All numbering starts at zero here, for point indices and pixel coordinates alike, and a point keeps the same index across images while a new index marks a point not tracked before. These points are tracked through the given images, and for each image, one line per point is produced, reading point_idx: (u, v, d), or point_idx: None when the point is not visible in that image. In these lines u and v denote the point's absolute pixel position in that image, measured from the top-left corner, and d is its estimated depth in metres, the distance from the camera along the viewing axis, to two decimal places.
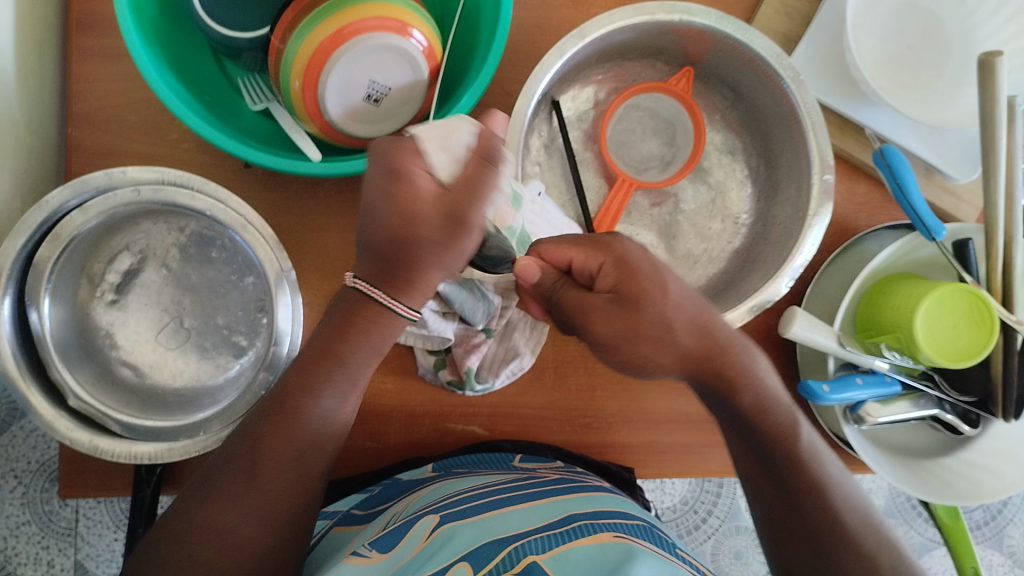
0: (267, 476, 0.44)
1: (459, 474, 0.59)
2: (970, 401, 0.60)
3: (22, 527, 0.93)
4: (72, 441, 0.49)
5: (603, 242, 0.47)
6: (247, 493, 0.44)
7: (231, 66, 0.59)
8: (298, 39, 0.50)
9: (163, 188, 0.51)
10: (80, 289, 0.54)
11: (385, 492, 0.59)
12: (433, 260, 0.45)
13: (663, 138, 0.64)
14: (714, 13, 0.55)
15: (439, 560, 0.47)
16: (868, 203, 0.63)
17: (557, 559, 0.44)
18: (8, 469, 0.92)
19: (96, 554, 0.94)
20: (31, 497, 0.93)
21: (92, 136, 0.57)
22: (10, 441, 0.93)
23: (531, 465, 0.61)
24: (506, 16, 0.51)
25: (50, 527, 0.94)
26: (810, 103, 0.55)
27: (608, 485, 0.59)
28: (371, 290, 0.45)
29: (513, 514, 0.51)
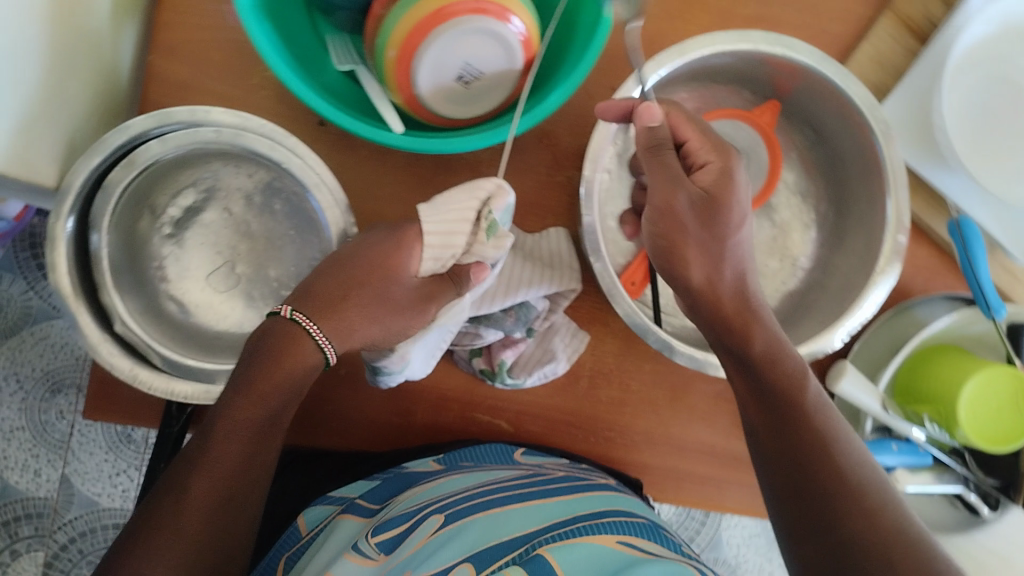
0: (190, 532, 0.42)
1: (464, 470, 0.58)
2: (995, 485, 0.60)
3: (16, 432, 1.03)
4: (112, 366, 0.49)
5: (723, 147, 0.50)
6: (179, 525, 0.42)
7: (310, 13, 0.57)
8: (397, 13, 0.49)
9: (244, 134, 0.50)
10: (141, 219, 0.54)
11: (390, 484, 0.59)
12: (363, 309, 0.49)
13: (735, 166, 0.62)
14: (818, 54, 0.54)
15: (443, 557, 0.47)
16: (925, 268, 0.62)
17: (560, 549, 0.46)
18: (12, 373, 1.02)
19: (83, 471, 1.03)
20: (29, 404, 1.03)
21: (174, 67, 0.57)
22: (18, 344, 1.02)
23: (534, 461, 0.61)
24: (606, 28, 0.51)
25: (43, 438, 1.03)
26: (896, 160, 0.54)
27: (614, 484, 0.59)
28: (308, 325, 0.48)
29: (522, 514, 0.52)
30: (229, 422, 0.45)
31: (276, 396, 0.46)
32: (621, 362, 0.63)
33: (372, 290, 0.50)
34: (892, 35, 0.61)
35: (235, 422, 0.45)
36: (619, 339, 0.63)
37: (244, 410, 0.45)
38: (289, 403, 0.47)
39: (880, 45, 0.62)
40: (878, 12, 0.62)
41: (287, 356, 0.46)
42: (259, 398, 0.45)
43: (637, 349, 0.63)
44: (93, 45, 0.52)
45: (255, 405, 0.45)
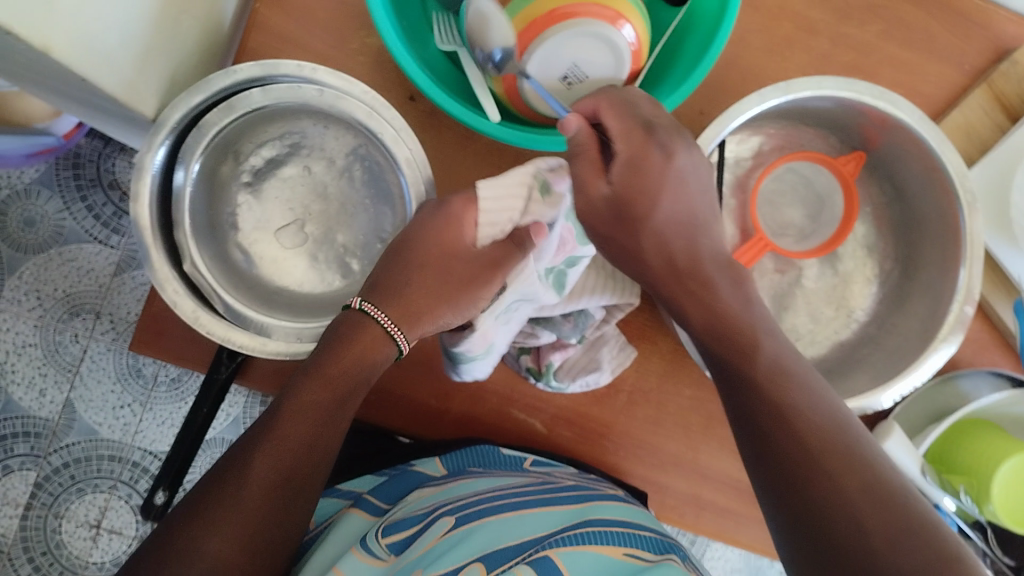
0: (253, 504, 0.43)
1: (474, 474, 0.59)
2: (1010, 563, 0.60)
3: (27, 348, 1.03)
4: (175, 305, 0.49)
5: (637, 130, 0.46)
6: (240, 503, 0.43)
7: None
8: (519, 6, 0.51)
9: (345, 98, 0.50)
10: (224, 163, 0.54)
11: (396, 481, 0.61)
12: (428, 295, 0.52)
13: (809, 210, 0.63)
14: (918, 114, 0.54)
15: (456, 556, 0.47)
16: (978, 341, 0.62)
17: (568, 554, 0.46)
18: (34, 289, 1.03)
19: (88, 398, 1.03)
20: (45, 322, 1.03)
21: (277, 19, 0.57)
22: (44, 262, 1.03)
23: (544, 469, 0.62)
24: (717, 50, 0.50)
25: (54, 358, 1.03)
26: (977, 231, 0.54)
27: (621, 493, 0.60)
28: (377, 314, 0.50)
29: (532, 518, 0.52)
30: (293, 402, 0.46)
31: (343, 380, 0.48)
32: (663, 383, 0.63)
33: (443, 276, 0.52)
34: (986, 106, 0.61)
35: (299, 403, 0.46)
36: (665, 359, 0.63)
37: (312, 393, 0.47)
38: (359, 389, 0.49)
39: (970, 114, 0.61)
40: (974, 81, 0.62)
41: (359, 343, 0.48)
42: (328, 382, 0.47)
43: (680, 373, 0.63)
44: None
45: (324, 389, 0.47)
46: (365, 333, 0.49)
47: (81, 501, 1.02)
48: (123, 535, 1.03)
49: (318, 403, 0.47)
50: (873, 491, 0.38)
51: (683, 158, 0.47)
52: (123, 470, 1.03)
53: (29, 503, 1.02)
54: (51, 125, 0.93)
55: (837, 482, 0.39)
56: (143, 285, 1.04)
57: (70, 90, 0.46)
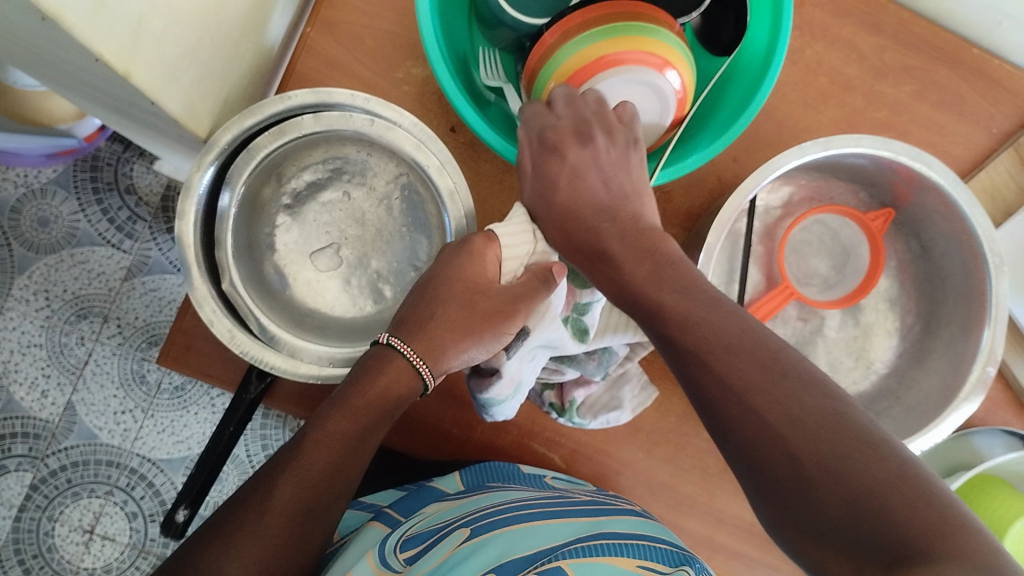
0: (273, 531, 0.42)
1: (491, 488, 0.59)
2: None
3: (32, 348, 1.02)
4: (212, 323, 0.49)
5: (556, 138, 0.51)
6: (256, 528, 0.42)
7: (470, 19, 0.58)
8: (568, 48, 0.51)
9: (394, 129, 0.51)
10: (266, 184, 0.54)
11: (417, 496, 0.61)
12: (456, 328, 0.50)
13: (834, 261, 0.64)
14: (952, 176, 0.55)
15: (469, 568, 0.47)
16: (995, 400, 0.63)
17: (580, 566, 0.46)
18: (44, 289, 1.02)
19: (90, 401, 1.02)
20: (52, 323, 1.03)
21: (329, 45, 0.58)
22: (55, 262, 1.03)
23: (563, 486, 0.60)
24: (759, 104, 0.52)
25: (58, 360, 1.03)
26: (1003, 293, 0.55)
27: (638, 509, 0.59)
28: (404, 347, 0.49)
29: (544, 529, 0.52)
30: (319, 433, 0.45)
31: (370, 412, 0.46)
32: (682, 424, 0.63)
33: (469, 313, 0.50)
34: (1012, 170, 0.62)
35: (324, 434, 0.45)
36: (686, 401, 0.63)
37: (339, 424, 0.46)
38: (384, 424, 0.48)
39: (996, 176, 0.63)
40: (1002, 145, 0.64)
41: (387, 380, 0.47)
42: (356, 413, 0.46)
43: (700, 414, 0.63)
44: (267, 9, 0.53)
45: (351, 420, 0.46)
46: (388, 369, 0.48)
47: (76, 505, 1.01)
48: (115, 541, 1.02)
49: (344, 433, 0.46)
50: (801, 421, 0.36)
51: (577, 154, 0.51)
52: (120, 476, 1.02)
53: (24, 504, 1.01)
54: (74, 127, 0.93)
55: (764, 416, 0.37)
56: (153, 291, 1.04)
57: (129, 105, 0.46)
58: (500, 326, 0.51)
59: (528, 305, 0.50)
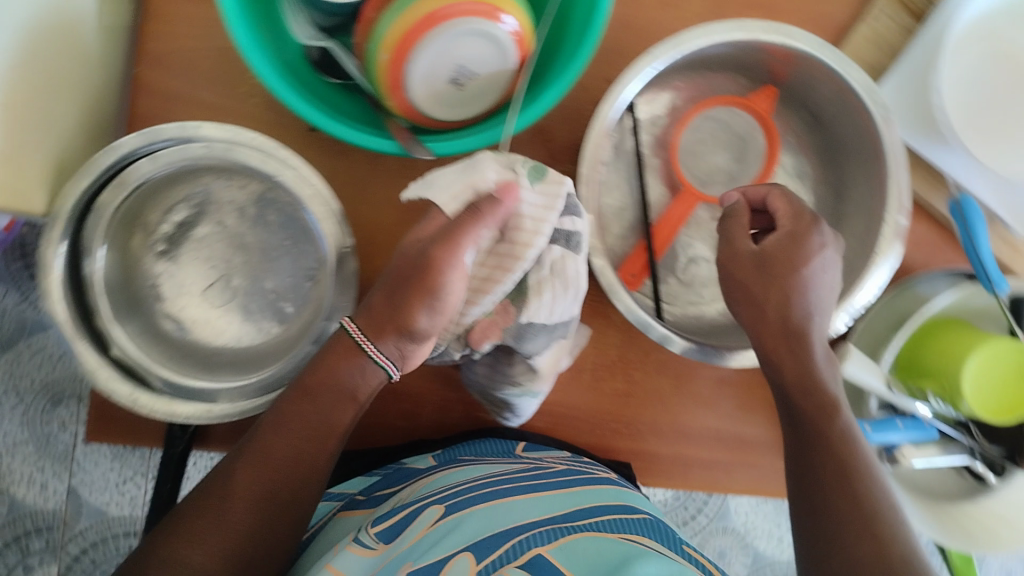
0: (233, 518, 0.44)
1: (464, 463, 0.59)
2: (1001, 453, 0.60)
3: (20, 446, 1.02)
4: (112, 392, 0.49)
5: (802, 216, 0.50)
6: (215, 520, 0.44)
7: (285, 7, 0.53)
8: (391, 14, 0.48)
9: (234, 148, 0.49)
10: (133, 237, 0.53)
11: (391, 478, 0.59)
12: (414, 300, 0.47)
13: (734, 152, 0.62)
14: (817, 41, 0.53)
15: (445, 547, 0.46)
16: (926, 243, 0.63)
17: (560, 551, 0.46)
18: (12, 386, 1.01)
19: (90, 481, 1.02)
20: (30, 417, 1.02)
21: (160, 77, 0.55)
22: (16, 357, 1.01)
23: (535, 454, 0.62)
24: (598, 23, 0.50)
25: (47, 450, 1.02)
26: (896, 144, 0.53)
27: (613, 476, 0.60)
28: (354, 329, 0.49)
29: (521, 504, 0.52)
30: (278, 418, 0.47)
31: (325, 396, 0.48)
32: (626, 354, 0.62)
33: (408, 279, 0.48)
34: (891, 14, 0.60)
35: (283, 419, 0.47)
36: (622, 331, 0.62)
37: (296, 409, 0.48)
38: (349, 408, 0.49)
39: (877, 23, 0.60)
40: None
41: (337, 362, 0.48)
42: (308, 396, 0.48)
43: (640, 340, 0.63)
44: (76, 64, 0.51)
45: (307, 403, 0.48)
46: (351, 363, 0.48)
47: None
48: None
49: (301, 417, 0.48)
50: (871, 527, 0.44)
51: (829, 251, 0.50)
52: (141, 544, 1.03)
53: None
54: None
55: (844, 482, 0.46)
56: None
57: None
58: (425, 277, 0.47)
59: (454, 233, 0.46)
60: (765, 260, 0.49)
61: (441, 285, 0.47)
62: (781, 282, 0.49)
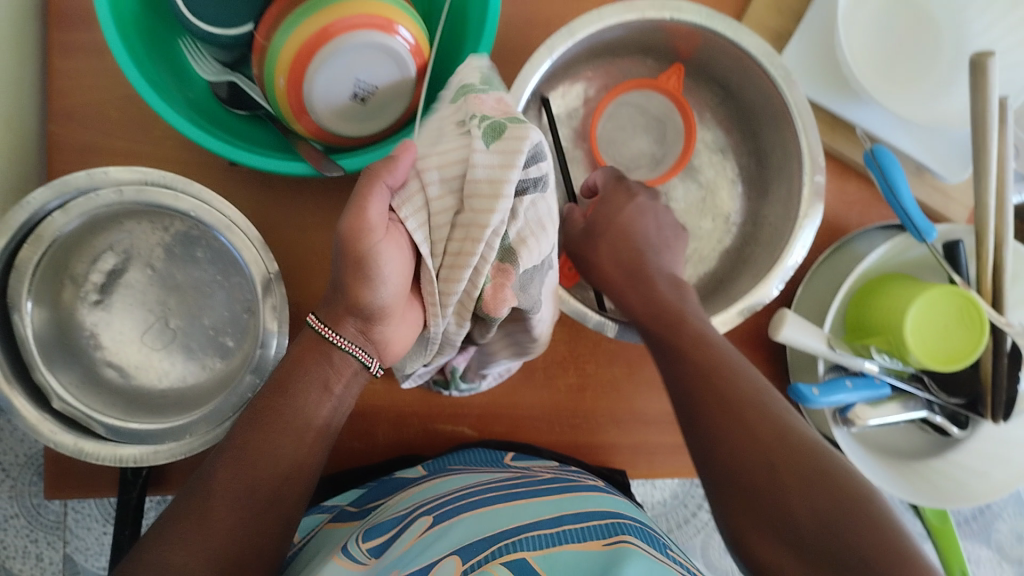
0: (214, 521, 0.42)
1: (451, 473, 0.57)
2: (958, 402, 0.61)
3: (11, 520, 0.93)
4: (55, 444, 0.49)
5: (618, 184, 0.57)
6: (196, 529, 0.41)
7: (185, 51, 0.55)
8: (286, 28, 0.49)
9: (145, 188, 0.50)
10: (64, 290, 0.53)
11: (377, 490, 0.58)
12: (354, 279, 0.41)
13: (654, 135, 0.63)
14: (705, 11, 0.54)
15: (432, 553, 0.45)
16: (858, 202, 0.63)
17: (547, 557, 0.43)
18: None
19: (85, 547, 0.95)
20: (19, 490, 0.93)
21: (74, 132, 0.56)
22: None
23: (522, 464, 0.59)
24: (491, 22, 0.50)
25: (39, 521, 0.94)
26: (800, 102, 0.54)
27: (603, 484, 0.57)
28: (322, 328, 0.45)
29: (508, 509, 0.49)
30: (257, 415, 0.45)
31: (299, 388, 0.45)
32: (574, 347, 0.63)
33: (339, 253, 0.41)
34: None
35: (263, 416, 0.45)
36: (567, 325, 0.63)
37: (270, 406, 0.45)
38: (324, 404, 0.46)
39: None
40: None
41: (306, 358, 0.46)
42: (280, 393, 0.45)
43: (587, 331, 0.63)
44: None
45: (279, 399, 0.45)
46: (317, 355, 0.46)
47: None
48: None
49: (278, 412, 0.45)
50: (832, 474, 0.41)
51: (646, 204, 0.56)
52: None
53: None
54: None
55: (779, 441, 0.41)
56: None
57: None
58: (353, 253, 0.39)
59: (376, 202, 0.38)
60: (595, 225, 0.55)
61: (370, 254, 0.39)
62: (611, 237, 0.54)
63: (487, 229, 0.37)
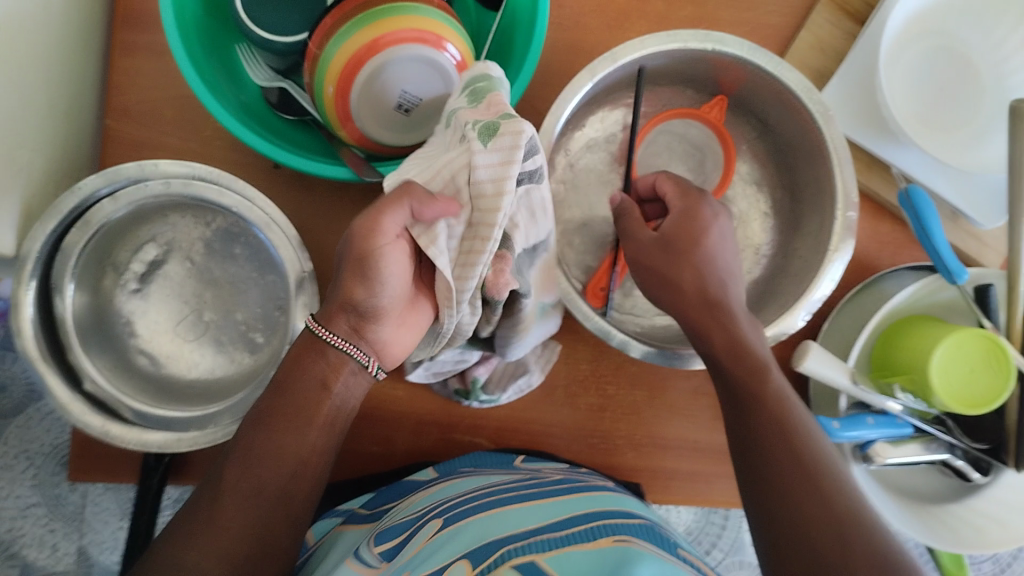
0: (227, 519, 0.44)
1: (463, 475, 0.58)
2: (982, 448, 0.60)
3: (31, 508, 0.94)
4: (85, 424, 0.50)
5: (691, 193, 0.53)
6: (208, 529, 0.44)
7: (241, 57, 0.57)
8: (347, 30, 0.49)
9: (191, 184, 0.52)
10: (105, 277, 0.55)
11: (389, 493, 0.59)
12: (355, 279, 0.44)
13: (691, 163, 0.64)
14: (747, 45, 0.55)
15: (440, 557, 0.45)
16: (891, 242, 0.63)
17: (556, 558, 0.42)
18: (22, 451, 0.93)
19: (100, 541, 0.95)
20: (41, 479, 0.94)
21: (127, 127, 0.58)
22: (26, 422, 0.94)
23: (534, 466, 0.59)
24: (538, 43, 0.52)
25: (58, 511, 0.94)
26: (838, 139, 0.54)
27: (611, 484, 0.57)
28: (320, 330, 0.47)
29: (515, 512, 0.49)
30: (259, 414, 0.46)
31: (299, 385, 0.47)
32: (597, 368, 0.63)
33: (346, 260, 0.45)
34: (832, 20, 0.62)
35: (265, 414, 0.46)
36: (593, 346, 0.63)
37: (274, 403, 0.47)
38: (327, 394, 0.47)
39: (819, 30, 0.62)
40: None
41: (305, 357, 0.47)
42: (282, 388, 0.47)
43: (611, 353, 0.63)
44: (43, 116, 0.53)
45: (282, 395, 0.47)
46: (314, 354, 0.47)
47: None
48: None
49: (278, 411, 0.46)
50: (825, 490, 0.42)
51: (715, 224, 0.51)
52: None
53: None
54: None
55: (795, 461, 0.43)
56: None
57: None
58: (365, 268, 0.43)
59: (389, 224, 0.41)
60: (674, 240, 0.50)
61: (377, 258, 0.43)
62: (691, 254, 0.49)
63: (494, 227, 0.40)
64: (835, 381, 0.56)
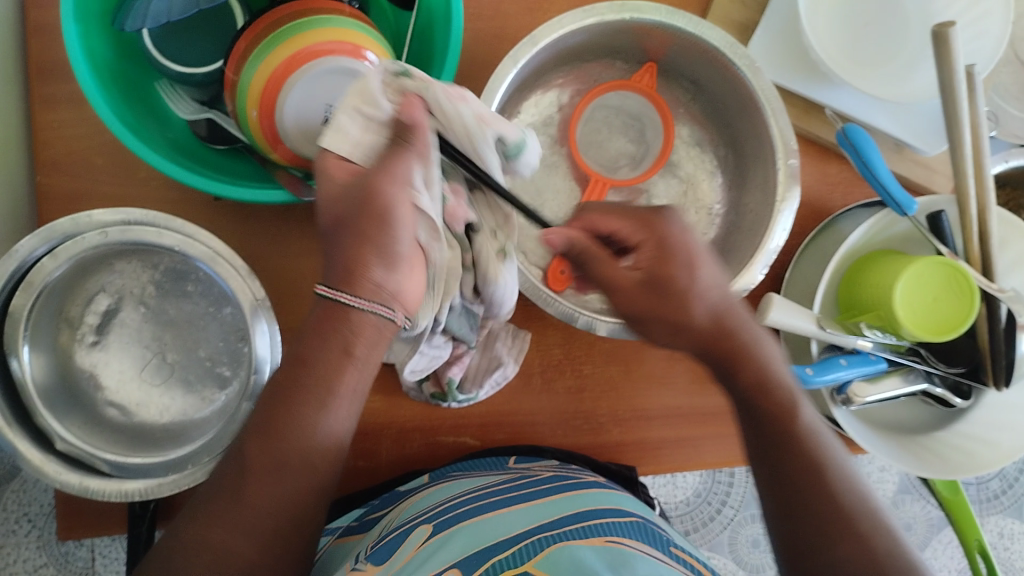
0: (247, 504, 0.41)
1: (455, 478, 0.58)
2: (960, 372, 0.60)
3: (41, 570, 0.91)
4: (61, 484, 0.50)
5: (649, 219, 0.48)
6: (222, 512, 0.41)
7: (164, 94, 0.56)
8: (261, 52, 0.49)
9: (130, 228, 0.52)
10: (60, 334, 0.55)
11: (383, 502, 0.59)
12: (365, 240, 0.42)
13: (632, 135, 0.64)
14: (665, 8, 0.54)
15: (440, 560, 0.44)
16: (841, 182, 0.63)
17: (546, 562, 0.42)
18: (22, 514, 0.90)
19: None
20: (46, 539, 0.91)
21: (61, 181, 0.57)
22: (22, 485, 0.90)
23: (525, 464, 0.60)
24: (456, 35, 0.51)
25: (68, 568, 0.91)
26: (767, 89, 0.54)
27: (602, 480, 0.56)
28: (338, 295, 0.42)
29: (506, 516, 0.49)
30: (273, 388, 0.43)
31: (319, 360, 0.42)
32: (568, 350, 0.63)
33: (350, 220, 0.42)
34: None
35: (280, 388, 0.43)
36: (561, 329, 0.63)
37: (288, 373, 0.43)
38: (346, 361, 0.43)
39: None
40: None
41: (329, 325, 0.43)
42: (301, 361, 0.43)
43: (581, 333, 0.63)
44: None
45: (297, 365, 0.43)
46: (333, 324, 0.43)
47: None
48: None
49: (295, 381, 0.43)
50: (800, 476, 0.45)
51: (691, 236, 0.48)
52: None
53: None
54: None
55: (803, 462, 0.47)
56: None
57: None
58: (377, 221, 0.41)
59: (394, 174, 0.41)
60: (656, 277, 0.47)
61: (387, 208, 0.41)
62: (683, 298, 0.47)
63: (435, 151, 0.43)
64: (808, 328, 0.56)
